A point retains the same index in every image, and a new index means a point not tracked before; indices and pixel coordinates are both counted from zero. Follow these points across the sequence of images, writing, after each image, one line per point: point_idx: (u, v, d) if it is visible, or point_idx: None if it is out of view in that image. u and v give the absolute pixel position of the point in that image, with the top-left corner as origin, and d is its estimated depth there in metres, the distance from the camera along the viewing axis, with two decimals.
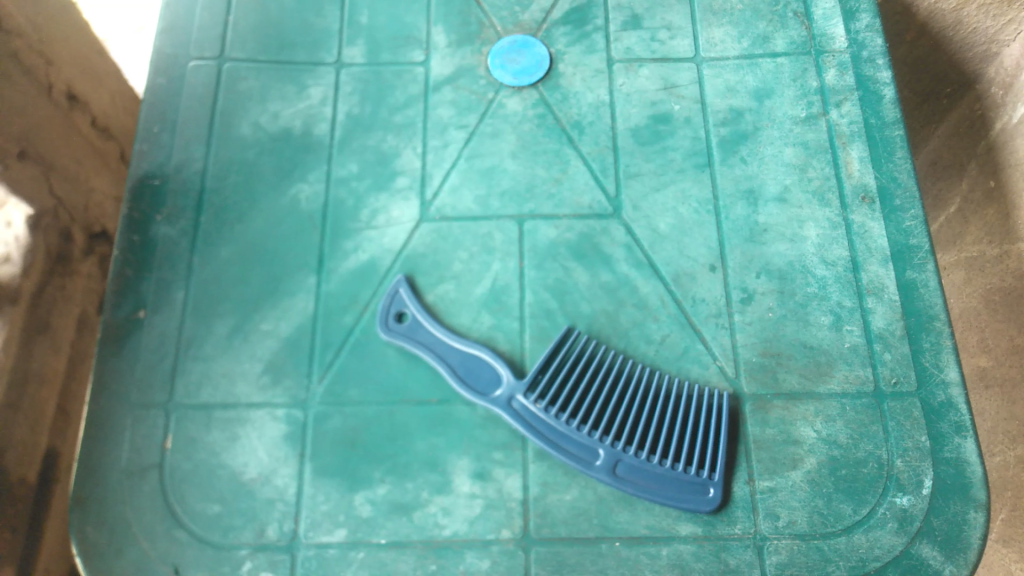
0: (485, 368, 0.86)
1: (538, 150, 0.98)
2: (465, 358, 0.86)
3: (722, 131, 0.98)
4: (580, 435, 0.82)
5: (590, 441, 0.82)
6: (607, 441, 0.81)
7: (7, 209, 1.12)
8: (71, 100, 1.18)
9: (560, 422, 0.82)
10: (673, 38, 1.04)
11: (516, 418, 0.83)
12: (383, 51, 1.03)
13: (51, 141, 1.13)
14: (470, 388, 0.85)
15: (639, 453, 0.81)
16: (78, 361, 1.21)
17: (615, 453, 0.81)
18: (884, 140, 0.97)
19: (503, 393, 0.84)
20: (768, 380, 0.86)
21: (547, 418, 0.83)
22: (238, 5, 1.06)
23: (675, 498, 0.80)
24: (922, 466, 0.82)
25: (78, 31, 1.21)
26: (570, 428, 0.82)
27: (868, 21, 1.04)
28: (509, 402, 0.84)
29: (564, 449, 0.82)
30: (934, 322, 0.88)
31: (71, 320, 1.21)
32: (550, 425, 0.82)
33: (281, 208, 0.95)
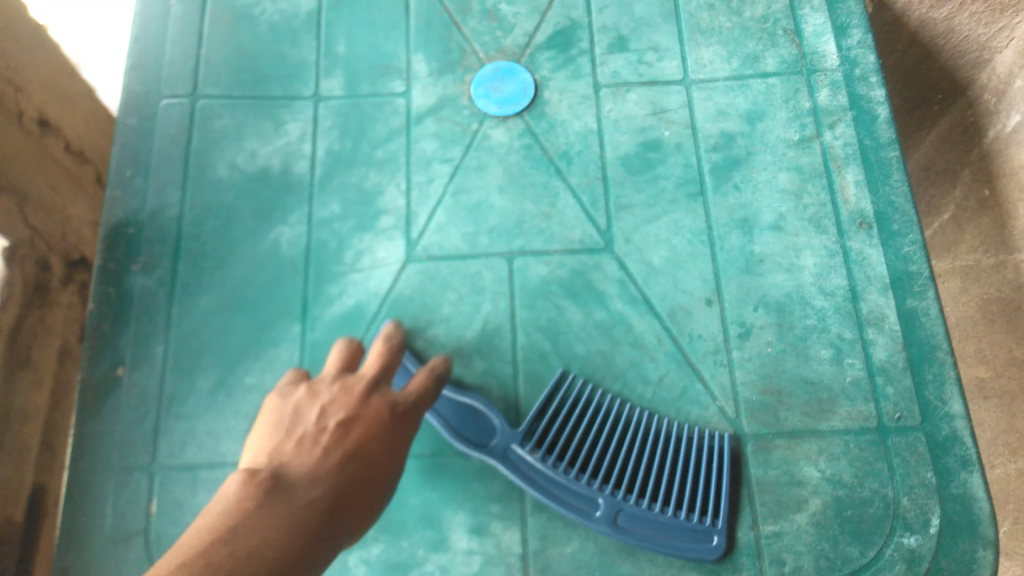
0: (478, 417, 0.83)
1: (526, 183, 0.95)
2: (457, 407, 0.83)
3: (714, 157, 0.95)
4: (579, 484, 0.79)
5: (590, 491, 0.79)
6: (607, 490, 0.79)
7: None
8: (42, 126, 1.09)
9: (559, 472, 0.79)
10: (660, 59, 1.01)
11: (512, 468, 0.79)
12: (362, 82, 1.00)
13: (23, 165, 1.03)
14: (464, 438, 0.81)
15: (640, 501, 0.79)
16: (61, 395, 1.11)
17: (616, 502, 0.78)
18: (879, 162, 0.94)
19: (498, 443, 0.81)
20: (769, 419, 0.84)
21: (544, 468, 0.79)
22: (209, 38, 1.02)
23: (679, 548, 0.78)
24: (929, 503, 0.80)
25: (48, 56, 1.13)
26: (569, 478, 0.79)
27: (860, 36, 1.01)
28: (505, 452, 0.80)
29: (563, 500, 0.79)
30: (937, 351, 0.86)
31: (52, 355, 1.09)
32: (548, 475, 0.79)
33: (261, 253, 0.92)
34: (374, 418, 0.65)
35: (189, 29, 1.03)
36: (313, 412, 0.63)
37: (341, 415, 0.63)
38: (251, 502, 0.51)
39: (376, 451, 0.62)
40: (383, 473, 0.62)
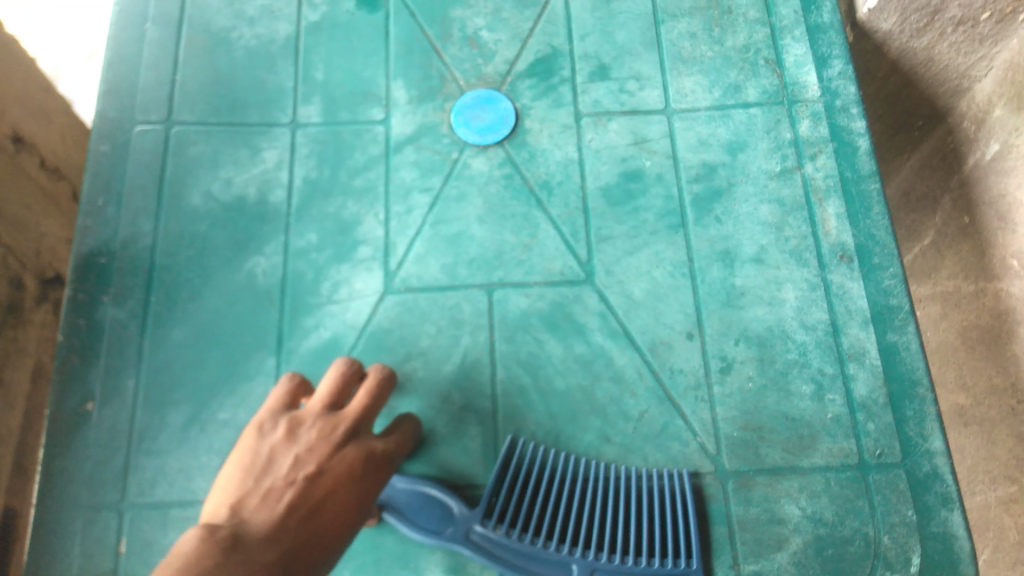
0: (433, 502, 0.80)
1: (506, 213, 0.94)
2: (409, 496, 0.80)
3: (696, 189, 0.95)
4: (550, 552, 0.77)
5: (561, 556, 0.77)
6: (577, 552, 0.77)
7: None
8: (16, 143, 1.04)
9: (525, 545, 0.77)
10: (642, 88, 1.00)
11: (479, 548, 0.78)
12: (340, 109, 0.99)
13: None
14: (423, 527, 0.79)
15: (613, 556, 0.77)
16: (35, 415, 1.08)
17: (589, 562, 0.77)
18: (860, 195, 0.94)
19: (459, 523, 0.78)
20: (750, 456, 0.83)
21: (510, 543, 0.77)
22: (185, 62, 1.01)
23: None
24: (909, 542, 0.80)
25: (18, 66, 1.06)
26: (537, 548, 0.77)
27: (841, 67, 1.01)
28: (468, 534, 0.78)
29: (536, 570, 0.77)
30: (917, 388, 0.86)
31: (25, 375, 1.07)
32: (515, 549, 0.77)
33: (236, 284, 0.90)
34: (346, 473, 0.63)
35: (164, 54, 1.01)
36: (286, 460, 0.61)
37: (314, 468, 0.61)
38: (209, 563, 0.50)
39: (340, 510, 0.61)
40: (343, 533, 0.61)
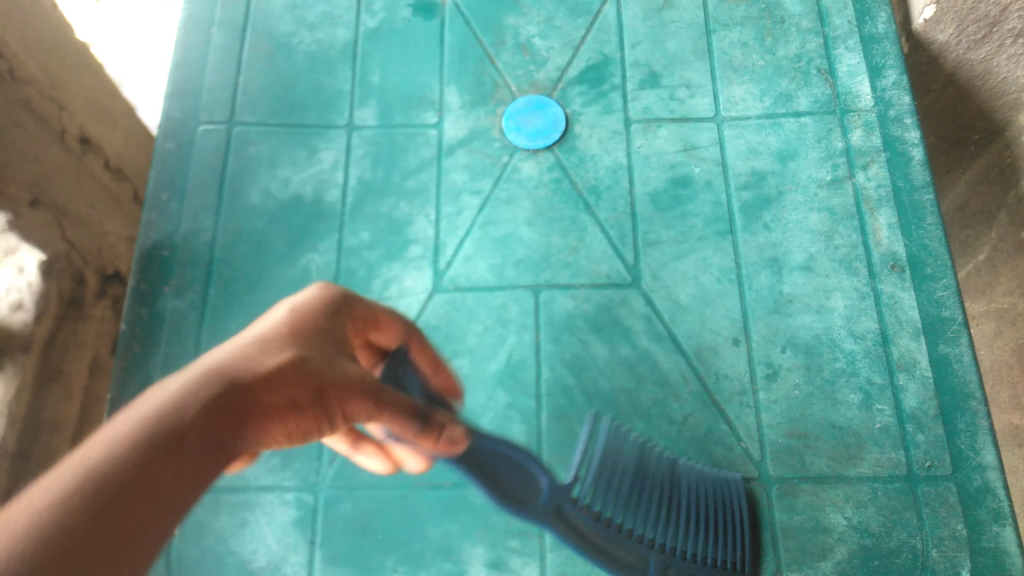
0: (524, 472, 0.67)
1: (555, 216, 0.95)
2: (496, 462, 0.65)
3: (745, 196, 0.95)
4: (631, 545, 0.73)
5: (639, 548, 0.73)
6: (656, 546, 0.74)
7: (18, 253, 0.91)
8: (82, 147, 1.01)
9: (611, 532, 0.72)
10: (692, 96, 1.01)
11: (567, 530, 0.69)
12: (395, 113, 1.01)
13: (58, 180, 0.95)
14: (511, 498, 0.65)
15: (686, 555, 0.75)
16: (90, 409, 1.00)
17: (665, 557, 0.74)
18: (913, 205, 0.93)
19: (549, 495, 0.67)
20: (795, 463, 0.83)
21: (598, 529, 0.71)
22: (248, 66, 1.04)
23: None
24: (959, 556, 0.79)
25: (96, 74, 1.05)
26: (620, 537, 0.72)
27: (895, 77, 1.00)
28: (557, 510, 0.68)
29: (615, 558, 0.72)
30: (970, 400, 0.84)
31: (83, 368, 1.00)
32: (601, 535, 0.71)
33: (291, 279, 0.93)
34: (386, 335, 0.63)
35: (229, 58, 1.05)
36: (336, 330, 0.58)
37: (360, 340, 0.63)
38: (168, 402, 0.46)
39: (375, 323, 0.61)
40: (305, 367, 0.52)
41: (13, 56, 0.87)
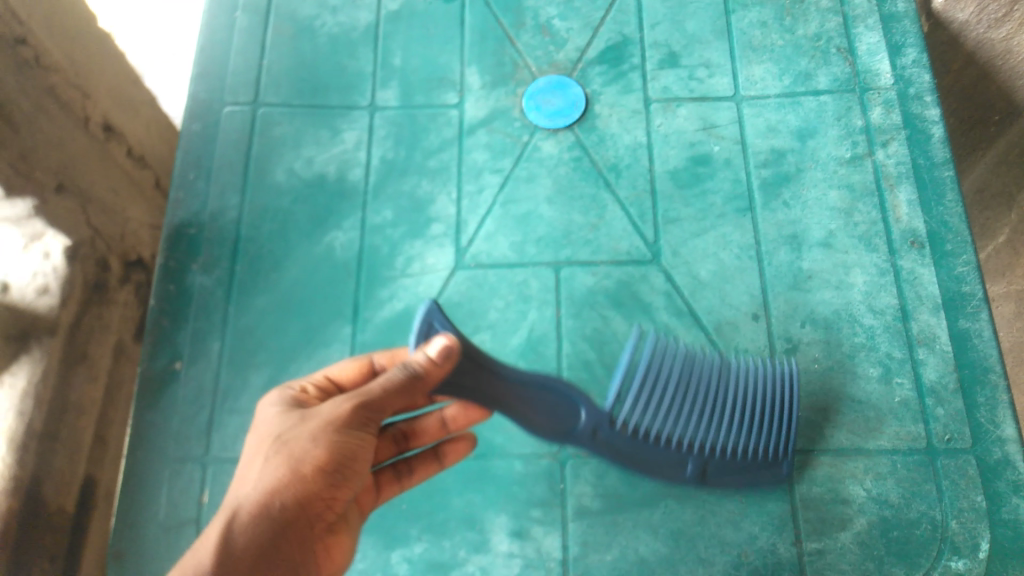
0: (558, 403, 0.74)
1: (575, 194, 0.96)
2: (539, 399, 0.73)
3: (764, 173, 0.96)
4: (672, 454, 0.79)
5: (677, 455, 0.78)
6: (693, 451, 0.78)
7: (44, 238, 0.91)
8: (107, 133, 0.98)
9: (644, 445, 0.78)
10: (711, 76, 1.02)
11: (607, 446, 0.77)
12: (417, 94, 1.03)
13: (82, 168, 0.93)
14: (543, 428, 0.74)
15: (728, 455, 0.78)
16: (115, 390, 0.99)
17: (704, 460, 0.79)
18: (933, 182, 0.93)
19: (587, 423, 0.75)
20: (815, 436, 0.84)
21: (639, 443, 0.77)
22: (272, 48, 1.06)
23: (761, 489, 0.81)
24: (978, 528, 0.79)
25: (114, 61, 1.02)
26: (655, 448, 0.78)
27: (915, 56, 1.00)
28: (593, 435, 0.76)
29: (653, 467, 0.79)
30: (989, 374, 0.85)
31: (109, 350, 0.99)
32: (634, 448, 0.77)
33: (315, 256, 0.95)
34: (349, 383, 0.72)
35: (253, 41, 1.07)
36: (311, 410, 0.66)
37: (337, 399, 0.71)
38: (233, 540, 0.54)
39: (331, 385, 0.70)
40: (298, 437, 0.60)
41: (38, 41, 0.84)
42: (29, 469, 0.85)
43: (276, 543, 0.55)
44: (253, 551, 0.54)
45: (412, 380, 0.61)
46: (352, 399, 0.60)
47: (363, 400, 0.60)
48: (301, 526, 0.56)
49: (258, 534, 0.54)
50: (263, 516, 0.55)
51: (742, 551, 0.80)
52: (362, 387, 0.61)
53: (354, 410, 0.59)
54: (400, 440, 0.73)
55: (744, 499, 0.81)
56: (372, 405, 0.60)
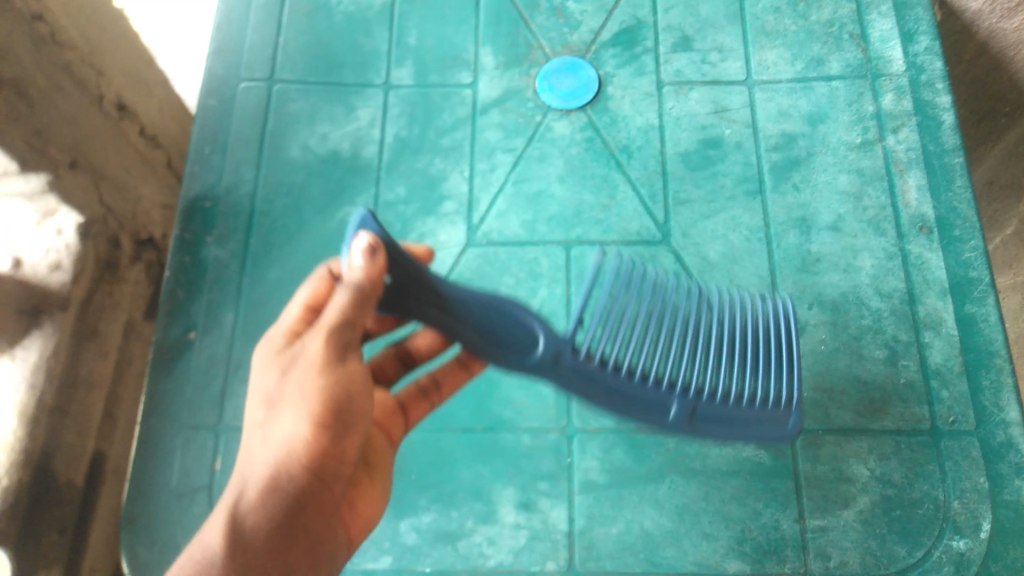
0: (516, 326, 0.67)
1: (587, 174, 0.97)
2: (491, 318, 0.65)
3: (775, 157, 0.96)
4: (649, 393, 0.72)
5: (660, 395, 0.72)
6: (677, 390, 0.73)
7: (57, 215, 0.89)
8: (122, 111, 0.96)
9: (622, 380, 0.70)
10: (724, 60, 1.02)
11: (572, 379, 0.68)
12: (431, 73, 1.04)
13: (97, 146, 0.90)
14: (504, 354, 0.66)
15: (711, 398, 0.74)
16: (125, 368, 0.99)
17: (690, 401, 0.73)
18: (943, 168, 0.94)
19: (546, 352, 0.67)
20: (820, 416, 0.84)
21: (606, 377, 0.70)
22: (288, 26, 1.07)
23: (762, 437, 0.77)
24: (980, 508, 0.80)
25: (130, 38, 1.00)
26: (635, 383, 0.71)
27: (927, 43, 1.01)
28: (557, 362, 0.68)
29: (633, 410, 0.71)
30: (995, 358, 0.85)
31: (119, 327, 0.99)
32: (611, 383, 0.70)
33: (328, 231, 0.96)
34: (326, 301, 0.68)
35: (269, 18, 1.07)
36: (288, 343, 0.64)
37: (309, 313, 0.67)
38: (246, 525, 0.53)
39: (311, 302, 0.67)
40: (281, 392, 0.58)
41: (52, 17, 0.82)
42: (39, 443, 0.85)
43: (292, 514, 0.54)
44: (264, 530, 0.53)
45: (362, 295, 0.57)
46: (322, 330, 0.57)
47: (331, 331, 0.57)
48: (315, 488, 0.55)
49: (267, 515, 0.53)
50: (274, 489, 0.54)
51: (745, 527, 0.81)
52: (322, 318, 0.57)
53: (328, 345, 0.56)
54: (408, 359, 0.75)
55: (749, 476, 0.83)
56: (343, 341, 0.57)
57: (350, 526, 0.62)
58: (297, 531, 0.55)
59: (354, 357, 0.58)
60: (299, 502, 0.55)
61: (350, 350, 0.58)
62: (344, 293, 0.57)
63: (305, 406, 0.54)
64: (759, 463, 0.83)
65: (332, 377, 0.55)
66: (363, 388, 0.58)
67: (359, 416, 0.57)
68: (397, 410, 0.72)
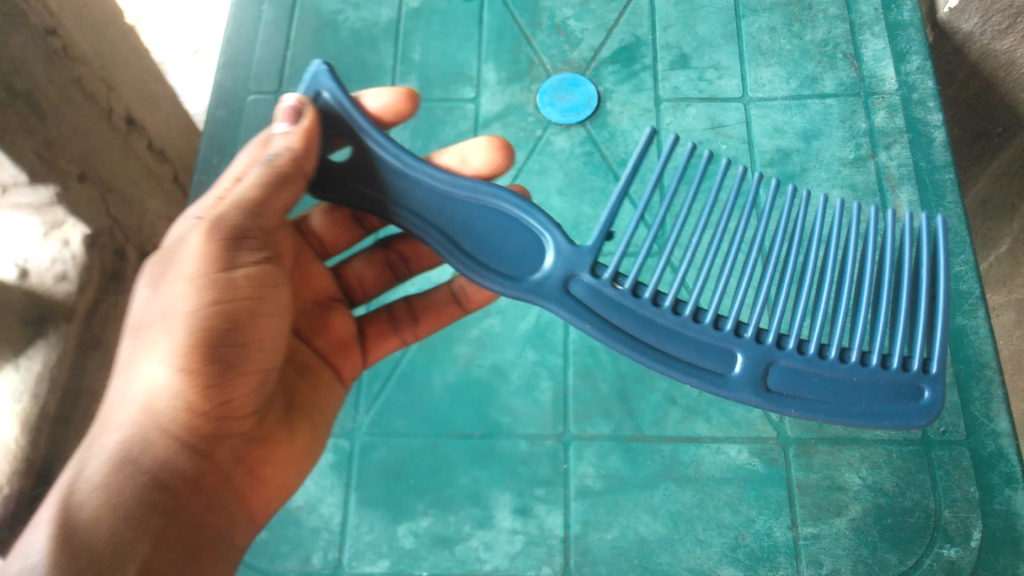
0: (492, 222, 0.64)
1: (585, 187, 0.99)
2: (457, 210, 0.64)
3: (769, 172, 0.98)
4: (703, 335, 0.65)
5: (725, 342, 0.65)
6: (747, 337, 0.65)
7: (64, 227, 0.89)
8: (130, 126, 0.98)
9: (663, 315, 0.64)
10: (721, 77, 1.05)
11: (578, 307, 0.64)
12: (435, 88, 1.06)
13: (105, 158, 0.92)
14: (492, 268, 0.64)
15: (799, 350, 0.65)
16: None
17: (767, 352, 0.65)
18: (934, 184, 0.96)
19: (553, 273, 0.64)
20: (812, 425, 0.86)
21: (640, 309, 0.64)
22: (296, 40, 1.10)
23: (863, 411, 0.65)
24: (970, 517, 0.81)
25: (139, 55, 1.02)
26: (683, 322, 0.64)
27: (919, 62, 1.03)
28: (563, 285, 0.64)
29: (671, 352, 0.65)
30: (984, 369, 0.87)
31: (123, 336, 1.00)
32: (644, 319, 0.64)
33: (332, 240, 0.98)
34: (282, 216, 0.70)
35: (277, 32, 1.10)
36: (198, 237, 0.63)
37: None
38: (96, 477, 0.52)
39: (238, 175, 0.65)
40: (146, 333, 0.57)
41: (65, 32, 0.85)
42: (41, 451, 0.87)
43: (152, 490, 0.54)
44: (115, 485, 0.52)
45: (280, 175, 0.60)
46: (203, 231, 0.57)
47: (215, 224, 0.57)
48: (182, 455, 0.55)
49: (119, 474, 0.53)
50: (128, 462, 0.54)
51: (739, 534, 0.82)
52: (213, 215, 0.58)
53: (206, 242, 0.56)
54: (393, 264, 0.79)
55: (743, 483, 0.84)
56: (230, 252, 0.57)
57: (252, 498, 0.61)
58: (165, 511, 0.54)
59: (247, 263, 0.58)
60: (160, 476, 0.54)
61: (241, 251, 0.58)
62: (258, 170, 0.60)
63: (168, 344, 0.54)
64: (752, 470, 0.84)
65: (203, 294, 0.55)
66: (248, 311, 0.57)
67: (244, 354, 0.56)
68: (354, 342, 0.75)
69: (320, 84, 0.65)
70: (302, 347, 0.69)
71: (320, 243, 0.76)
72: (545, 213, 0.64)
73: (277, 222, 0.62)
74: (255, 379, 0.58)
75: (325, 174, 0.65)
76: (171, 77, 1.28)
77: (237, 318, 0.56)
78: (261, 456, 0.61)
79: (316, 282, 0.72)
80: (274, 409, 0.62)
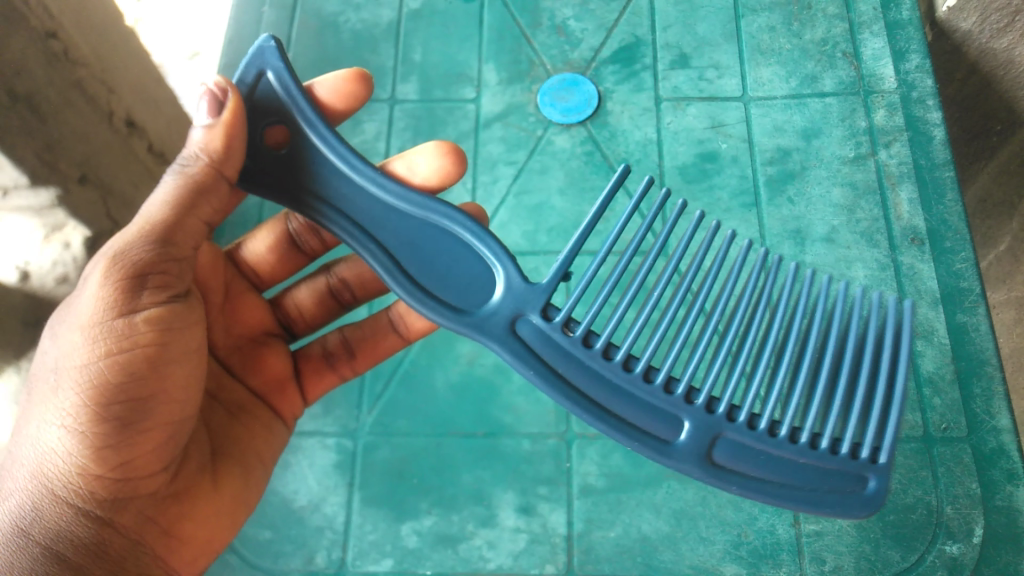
0: (439, 246, 0.62)
1: (586, 187, 0.99)
2: (407, 227, 0.62)
3: (770, 171, 0.99)
4: (651, 397, 0.61)
5: (675, 408, 0.61)
6: (698, 405, 0.61)
7: (64, 230, 0.89)
8: (130, 128, 0.98)
9: (609, 370, 0.61)
10: (721, 77, 1.05)
11: (522, 350, 0.61)
12: (435, 88, 1.06)
13: (105, 160, 0.92)
14: (440, 298, 0.61)
15: (751, 425, 0.61)
16: None
17: (715, 424, 0.61)
18: (933, 182, 0.97)
19: (500, 318, 0.61)
20: None
21: (592, 360, 0.61)
22: (297, 43, 1.11)
23: (809, 497, 0.61)
24: (972, 514, 0.82)
25: (141, 57, 1.02)
26: (633, 383, 0.61)
27: (918, 61, 1.03)
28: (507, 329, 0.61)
29: (615, 413, 0.62)
30: (986, 366, 0.88)
31: None
32: (587, 379, 0.61)
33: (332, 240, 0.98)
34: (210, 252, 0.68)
35: (279, 36, 1.11)
36: None
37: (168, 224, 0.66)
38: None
39: None
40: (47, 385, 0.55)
41: (68, 37, 0.85)
42: None
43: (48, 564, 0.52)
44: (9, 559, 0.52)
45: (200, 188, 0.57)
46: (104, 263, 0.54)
47: (117, 257, 0.54)
48: (80, 525, 0.53)
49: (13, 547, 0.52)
50: (20, 534, 0.53)
51: (742, 531, 0.82)
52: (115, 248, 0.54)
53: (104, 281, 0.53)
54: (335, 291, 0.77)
55: None
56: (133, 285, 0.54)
57: (173, 557, 0.59)
58: None
59: (151, 298, 0.54)
60: (58, 547, 0.53)
61: (143, 288, 0.54)
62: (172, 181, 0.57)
63: (64, 401, 0.52)
64: None
65: (101, 343, 0.52)
66: (153, 359, 0.54)
67: (148, 406, 0.54)
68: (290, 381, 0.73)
69: (264, 62, 0.61)
70: (234, 387, 0.67)
71: (256, 273, 0.75)
72: (499, 243, 0.61)
73: (196, 245, 0.58)
74: (164, 433, 0.55)
75: (269, 170, 0.62)
76: (171, 80, 1.28)
77: (139, 367, 0.53)
78: (178, 515, 0.58)
79: (247, 317, 0.70)
80: (192, 462, 0.60)
